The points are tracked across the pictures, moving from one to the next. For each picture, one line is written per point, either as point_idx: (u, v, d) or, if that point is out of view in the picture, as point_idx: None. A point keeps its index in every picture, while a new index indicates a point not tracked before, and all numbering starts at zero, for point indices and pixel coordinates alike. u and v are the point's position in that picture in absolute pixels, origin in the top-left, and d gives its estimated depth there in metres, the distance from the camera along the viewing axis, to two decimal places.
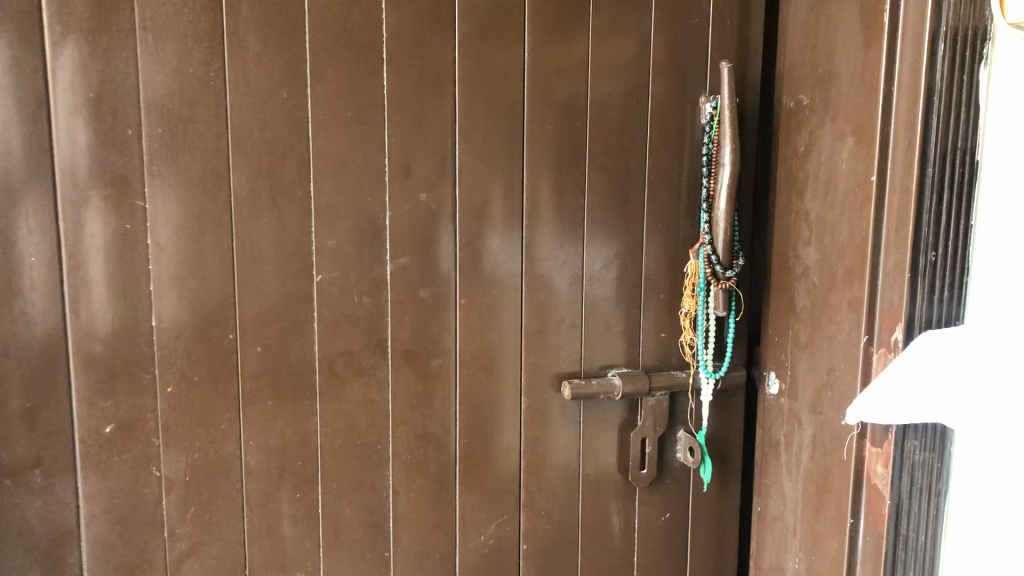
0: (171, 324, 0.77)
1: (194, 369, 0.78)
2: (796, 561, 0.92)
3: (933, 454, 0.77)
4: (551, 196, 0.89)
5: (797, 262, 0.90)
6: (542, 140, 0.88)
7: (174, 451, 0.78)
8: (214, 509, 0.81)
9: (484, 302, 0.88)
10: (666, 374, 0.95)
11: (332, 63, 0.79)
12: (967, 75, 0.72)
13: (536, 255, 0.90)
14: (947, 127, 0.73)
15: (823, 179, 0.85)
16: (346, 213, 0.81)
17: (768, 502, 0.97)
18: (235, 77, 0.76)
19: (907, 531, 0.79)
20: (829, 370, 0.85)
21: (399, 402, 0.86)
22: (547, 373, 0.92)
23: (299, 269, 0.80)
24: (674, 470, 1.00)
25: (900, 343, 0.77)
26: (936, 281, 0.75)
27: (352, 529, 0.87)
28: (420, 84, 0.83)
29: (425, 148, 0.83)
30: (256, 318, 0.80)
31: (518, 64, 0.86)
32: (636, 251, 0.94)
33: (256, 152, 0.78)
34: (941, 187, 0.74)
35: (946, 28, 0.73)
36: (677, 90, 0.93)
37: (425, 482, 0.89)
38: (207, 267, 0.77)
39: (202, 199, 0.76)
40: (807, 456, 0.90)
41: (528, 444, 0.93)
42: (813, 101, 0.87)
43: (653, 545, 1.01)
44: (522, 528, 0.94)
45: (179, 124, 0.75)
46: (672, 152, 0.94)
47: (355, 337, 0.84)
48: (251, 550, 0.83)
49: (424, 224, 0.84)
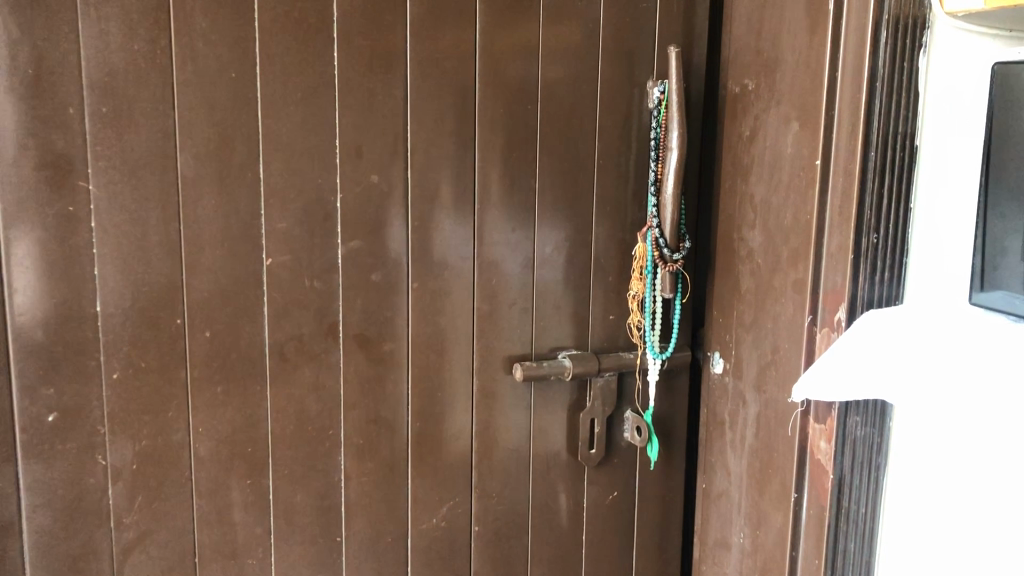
0: (117, 309, 0.75)
1: (141, 355, 0.76)
2: (740, 536, 0.95)
3: (874, 429, 0.81)
4: (502, 179, 0.89)
5: (742, 244, 0.92)
6: (493, 121, 0.88)
7: (121, 440, 0.77)
8: (162, 498, 0.79)
9: (436, 285, 0.88)
10: (615, 355, 0.97)
11: (281, 42, 0.78)
12: (908, 62, 0.76)
13: (487, 237, 0.90)
14: (889, 112, 0.76)
15: (769, 162, 0.87)
16: (296, 194, 0.80)
17: (713, 478, 1.00)
18: (182, 54, 0.74)
19: (849, 504, 0.82)
20: (774, 350, 0.88)
21: (351, 386, 0.86)
22: (498, 355, 0.92)
23: (247, 251, 0.79)
24: (621, 449, 1.01)
25: (843, 322, 0.80)
26: (878, 263, 0.78)
27: (303, 515, 0.86)
28: (371, 65, 0.82)
29: (376, 129, 0.83)
30: (204, 302, 0.78)
31: (469, 45, 0.86)
32: (585, 234, 0.94)
33: (204, 132, 0.76)
34: (882, 170, 0.77)
35: (889, 16, 0.75)
36: (626, 73, 0.93)
37: (377, 465, 0.88)
38: (152, 249, 0.75)
39: (148, 179, 0.74)
40: (751, 433, 0.92)
41: (479, 426, 0.93)
42: (758, 85, 0.89)
43: (603, 524, 1.02)
44: (474, 510, 0.95)
45: (124, 103, 0.73)
46: (621, 135, 0.94)
47: (306, 321, 0.83)
48: (200, 537, 0.81)
49: (375, 206, 0.84)
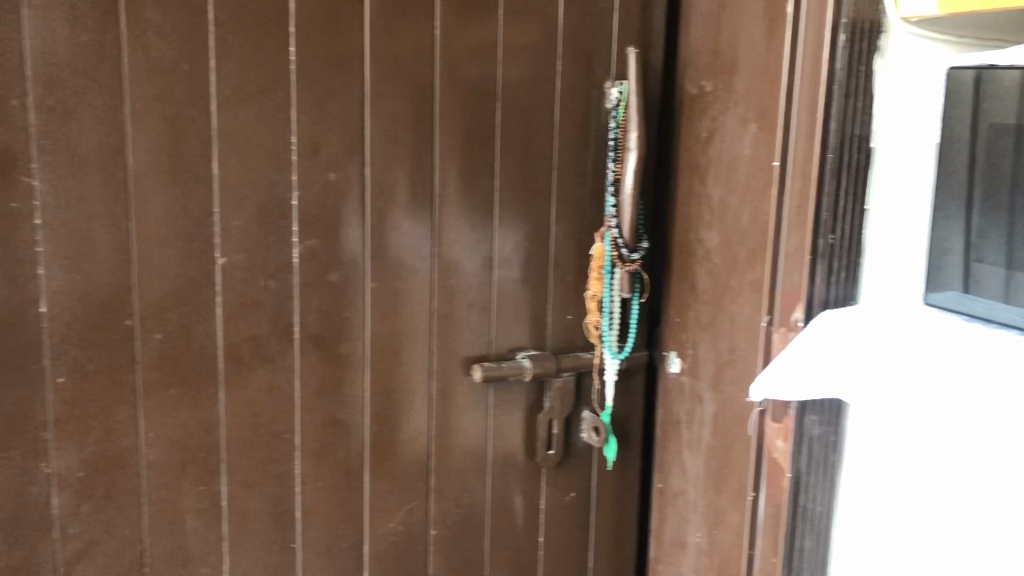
0: (63, 311, 0.72)
1: (88, 358, 0.73)
2: (697, 535, 0.95)
3: (831, 428, 0.82)
4: (460, 178, 0.88)
5: (699, 245, 0.93)
6: (451, 120, 0.87)
7: (66, 447, 0.74)
8: (110, 506, 0.76)
9: (394, 285, 0.86)
10: (574, 355, 0.97)
11: (236, 35, 0.76)
12: (865, 65, 0.77)
13: (446, 236, 0.88)
14: (845, 115, 0.77)
15: (726, 164, 0.88)
16: (251, 192, 0.78)
17: (669, 478, 1.00)
18: (133, 46, 0.72)
19: (805, 502, 0.83)
20: (731, 349, 0.88)
21: (307, 388, 0.84)
22: (456, 356, 0.91)
23: (200, 250, 0.77)
24: (579, 449, 1.01)
25: (800, 322, 0.81)
26: (834, 264, 0.79)
27: (257, 521, 0.84)
28: (328, 60, 0.80)
29: (334, 126, 0.81)
30: (155, 303, 0.76)
31: (427, 42, 0.84)
32: (543, 234, 0.94)
33: (156, 128, 0.73)
34: (839, 172, 0.78)
35: (847, 20, 0.76)
36: (584, 73, 0.93)
37: (333, 470, 0.87)
38: (100, 248, 0.73)
39: (97, 175, 0.72)
40: (708, 432, 0.93)
41: (436, 428, 0.92)
42: (715, 87, 0.89)
43: (560, 525, 1.02)
44: (431, 513, 0.93)
45: (70, 96, 0.70)
46: (579, 134, 0.94)
47: (261, 322, 0.81)
48: (150, 546, 0.79)
49: (331, 205, 0.82)
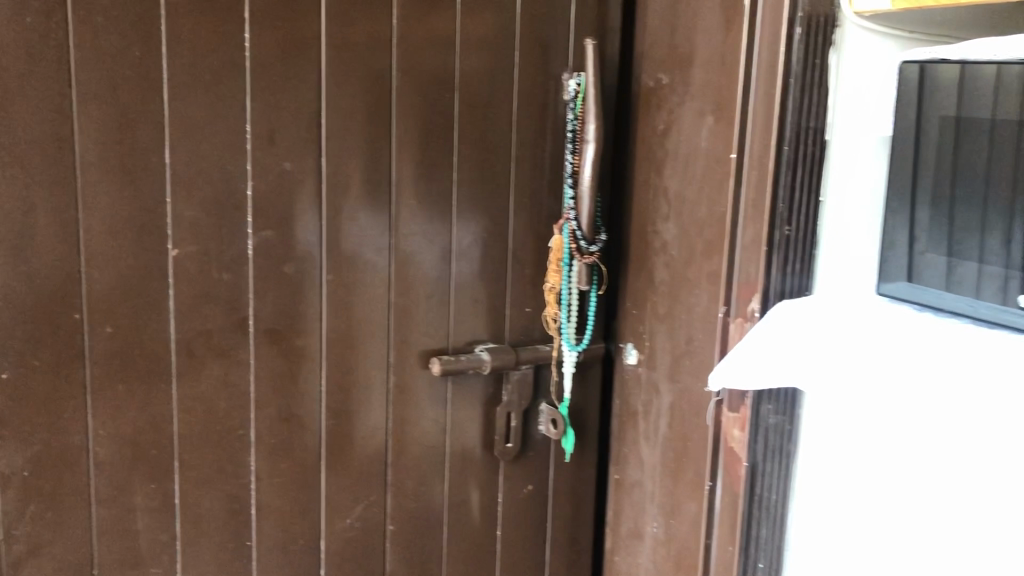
0: (6, 304, 0.69)
1: (34, 353, 0.71)
2: (654, 525, 0.96)
3: (785, 417, 0.83)
4: (417, 169, 0.87)
5: (656, 237, 0.93)
6: (408, 110, 0.85)
7: (11, 445, 0.71)
8: (58, 506, 0.74)
9: (350, 278, 0.85)
10: (532, 348, 0.97)
11: (187, 20, 0.74)
12: (820, 58, 0.78)
13: (402, 228, 0.87)
14: (800, 108, 0.78)
15: (683, 156, 0.88)
16: (204, 181, 0.76)
17: (626, 469, 1.00)
18: (80, 30, 0.69)
19: (761, 490, 0.84)
20: (688, 340, 0.89)
21: (262, 383, 0.82)
22: (414, 350, 0.90)
23: (151, 242, 0.75)
24: (536, 442, 1.01)
25: (756, 313, 0.82)
26: (789, 255, 0.80)
27: (211, 520, 0.82)
28: (283, 48, 0.78)
29: (289, 115, 0.79)
30: (105, 296, 0.73)
31: (384, 30, 0.83)
32: (500, 226, 0.93)
33: (105, 115, 0.71)
34: (795, 163, 0.79)
35: (802, 14, 0.76)
36: (541, 64, 0.92)
37: (289, 466, 0.85)
38: (45, 239, 0.70)
39: (42, 163, 0.69)
40: (665, 423, 0.93)
41: (394, 423, 0.91)
42: (672, 79, 0.90)
43: (517, 518, 1.02)
44: (388, 508, 0.92)
45: (14, 81, 0.68)
46: (536, 126, 0.93)
47: (215, 316, 0.79)
48: (100, 547, 0.76)
49: (287, 195, 0.80)
